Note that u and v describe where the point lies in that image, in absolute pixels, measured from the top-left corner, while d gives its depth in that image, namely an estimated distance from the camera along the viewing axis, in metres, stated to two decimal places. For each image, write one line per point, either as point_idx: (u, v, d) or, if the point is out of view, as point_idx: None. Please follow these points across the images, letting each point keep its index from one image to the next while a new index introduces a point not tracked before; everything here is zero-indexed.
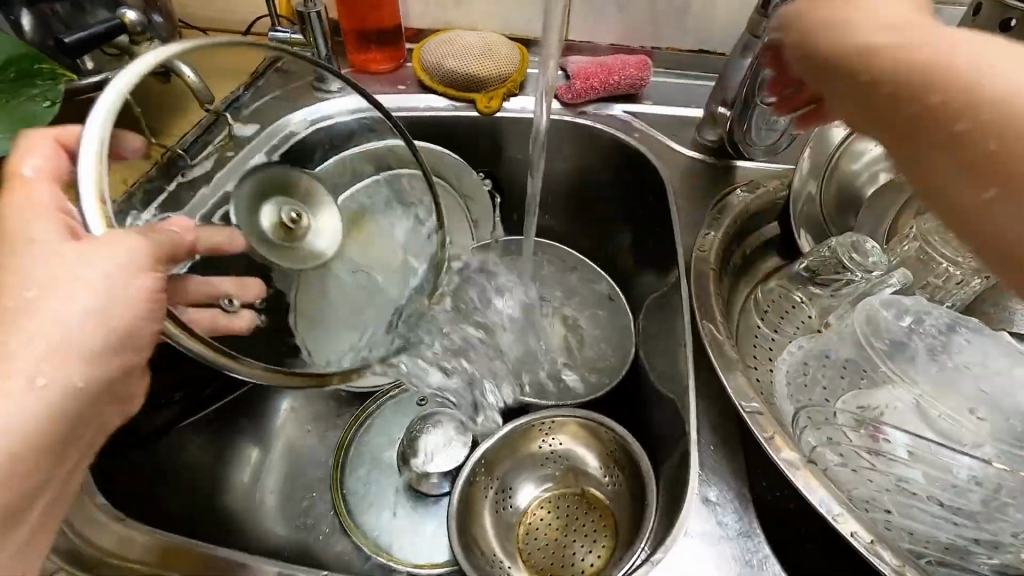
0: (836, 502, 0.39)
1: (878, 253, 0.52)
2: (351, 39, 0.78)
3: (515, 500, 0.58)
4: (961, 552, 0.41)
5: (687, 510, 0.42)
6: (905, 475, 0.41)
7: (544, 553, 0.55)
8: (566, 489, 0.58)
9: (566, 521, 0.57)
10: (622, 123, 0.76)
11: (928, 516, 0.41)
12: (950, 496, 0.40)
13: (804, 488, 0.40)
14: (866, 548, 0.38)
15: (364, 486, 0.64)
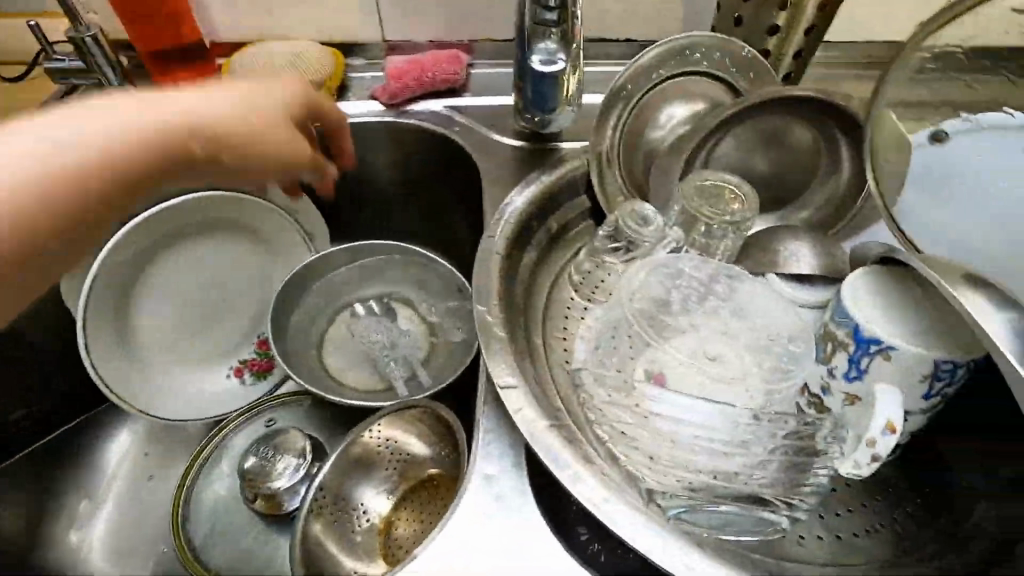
0: (573, 461, 0.39)
1: (655, 217, 0.56)
2: (151, 62, 0.75)
3: (363, 505, 0.59)
4: (727, 477, 0.44)
5: (469, 489, 0.42)
6: (680, 417, 0.45)
7: (404, 547, 0.58)
8: (409, 484, 0.60)
9: (420, 511, 0.59)
10: (445, 118, 0.77)
11: (699, 455, 0.44)
12: (719, 430, 0.45)
13: (545, 453, 0.40)
14: (599, 507, 0.38)
15: (210, 516, 0.64)
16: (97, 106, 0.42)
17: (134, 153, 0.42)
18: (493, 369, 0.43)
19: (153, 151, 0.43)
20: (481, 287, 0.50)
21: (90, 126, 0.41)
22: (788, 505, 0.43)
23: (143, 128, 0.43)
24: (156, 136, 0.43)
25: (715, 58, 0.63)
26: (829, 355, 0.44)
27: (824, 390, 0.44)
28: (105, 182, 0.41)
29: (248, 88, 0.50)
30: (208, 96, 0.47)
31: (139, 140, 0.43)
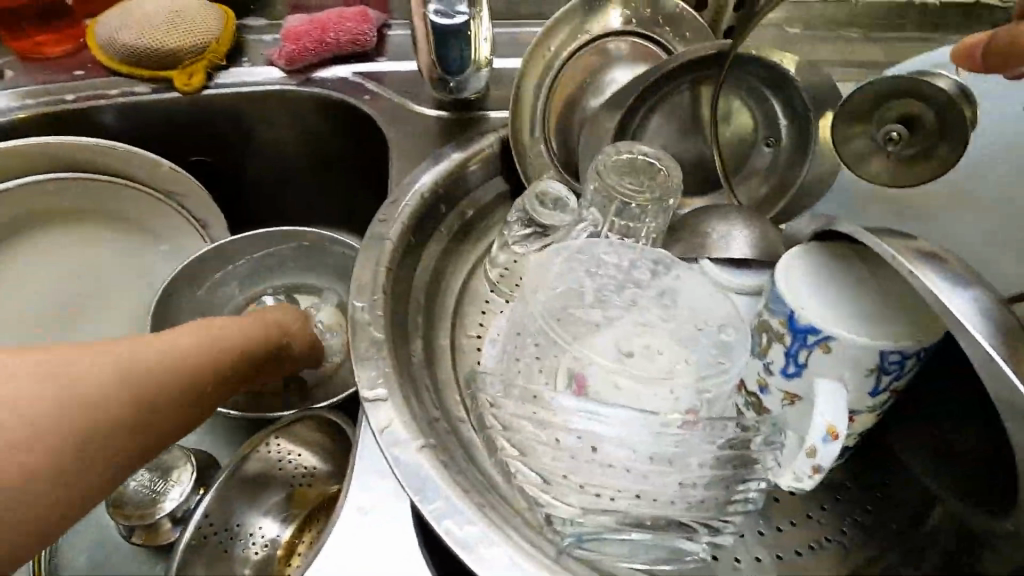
0: (450, 489, 0.35)
1: (569, 199, 0.50)
2: (2, 23, 0.64)
3: (256, 532, 0.51)
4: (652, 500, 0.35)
5: (339, 526, 0.35)
6: (599, 431, 0.35)
7: None
8: (307, 505, 0.52)
9: (318, 538, 0.51)
10: (353, 86, 0.67)
11: (625, 477, 0.35)
12: (647, 446, 0.35)
13: (417, 480, 0.35)
14: (466, 544, 0.34)
15: (83, 547, 0.56)
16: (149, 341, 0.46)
17: (173, 393, 0.46)
18: (364, 379, 0.39)
19: (192, 386, 0.47)
20: (362, 281, 0.42)
21: (129, 369, 0.44)
22: (712, 529, 0.37)
23: (190, 367, 0.47)
24: (200, 373, 0.48)
25: (643, 13, 0.57)
26: (766, 347, 0.38)
27: (762, 388, 0.39)
28: (164, 409, 0.45)
29: (257, 327, 0.53)
30: (219, 333, 0.50)
31: (195, 385, 0.47)
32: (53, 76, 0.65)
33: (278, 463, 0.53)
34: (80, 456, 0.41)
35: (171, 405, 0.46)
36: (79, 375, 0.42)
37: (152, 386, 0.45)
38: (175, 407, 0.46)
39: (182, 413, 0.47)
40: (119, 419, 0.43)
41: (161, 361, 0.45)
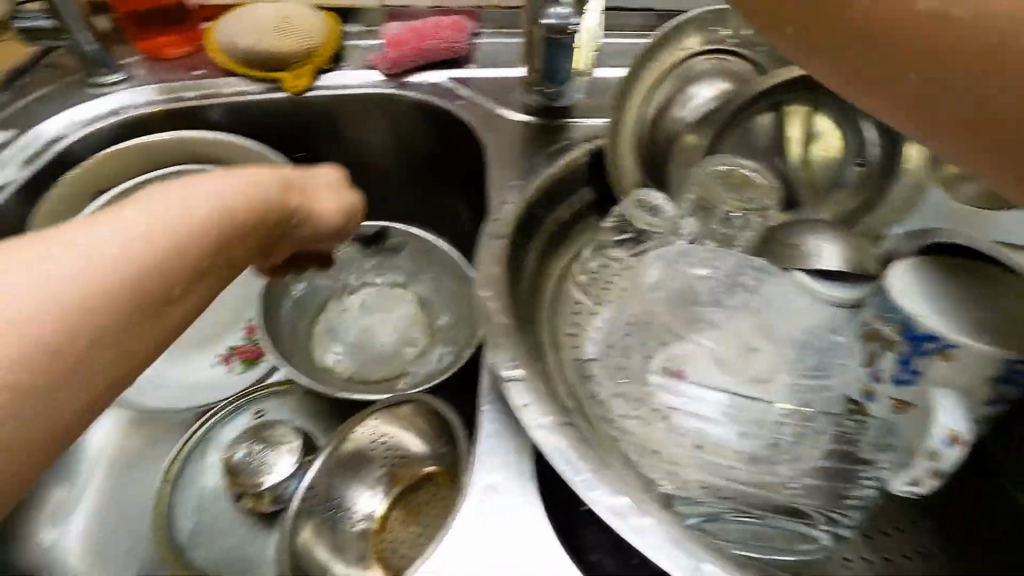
0: (591, 467, 0.34)
1: (666, 207, 0.52)
2: (130, 23, 0.69)
3: (354, 505, 0.55)
4: (753, 490, 0.40)
5: (470, 503, 0.38)
6: (693, 424, 0.41)
7: (400, 550, 0.54)
8: (405, 483, 0.56)
9: (416, 512, 0.55)
10: (447, 91, 0.71)
11: (730, 469, 0.39)
12: (746, 443, 0.40)
13: (559, 457, 0.35)
14: (620, 518, 0.33)
15: (196, 513, 0.60)
16: (110, 220, 0.32)
17: (155, 280, 0.32)
18: (496, 359, 0.38)
19: (184, 271, 0.34)
20: (484, 274, 0.44)
21: (94, 253, 0.30)
22: (829, 519, 0.38)
23: (175, 247, 0.33)
24: (182, 252, 0.34)
25: (745, 32, 0.58)
26: (873, 357, 0.40)
27: (867, 396, 0.40)
28: (149, 297, 0.32)
29: (276, 189, 0.41)
30: (226, 203, 0.37)
31: (180, 262, 0.34)
32: (173, 75, 0.69)
33: (373, 443, 0.55)
34: (59, 378, 0.29)
35: (189, 282, 0.35)
36: (4, 286, 0.28)
37: (125, 273, 0.31)
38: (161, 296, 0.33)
39: (190, 296, 0.35)
40: (113, 315, 0.31)
41: (125, 245, 0.31)
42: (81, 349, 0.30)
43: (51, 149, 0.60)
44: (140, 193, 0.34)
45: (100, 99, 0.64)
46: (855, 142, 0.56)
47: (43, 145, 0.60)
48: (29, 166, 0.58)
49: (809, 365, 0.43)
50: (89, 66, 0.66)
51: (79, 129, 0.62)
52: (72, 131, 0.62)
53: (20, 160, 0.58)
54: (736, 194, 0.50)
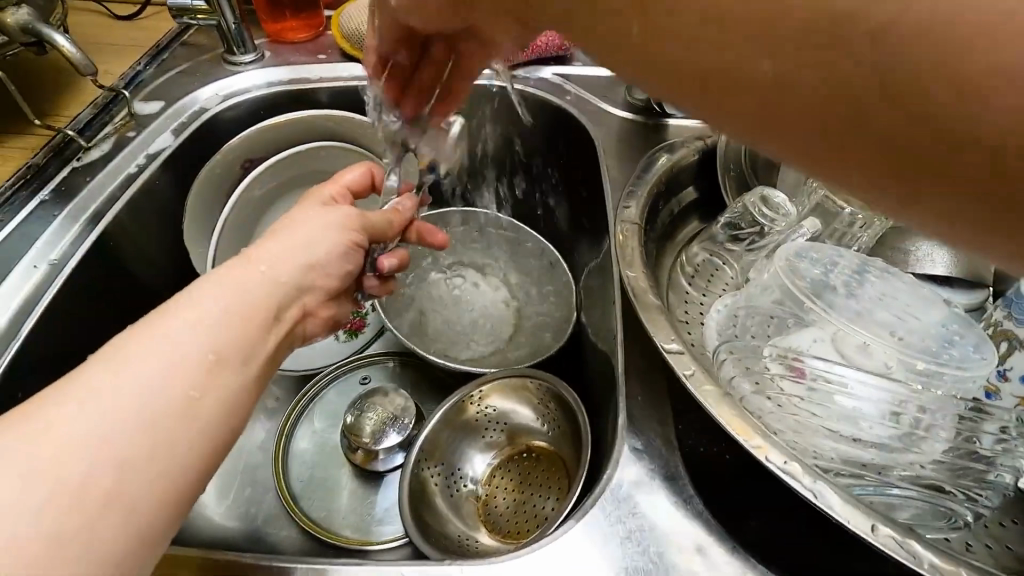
0: (749, 426, 0.36)
1: (787, 206, 0.55)
2: (263, 6, 0.72)
3: (465, 470, 0.58)
4: (880, 467, 0.40)
5: (619, 465, 0.42)
6: (829, 402, 0.41)
7: (506, 516, 0.56)
8: (512, 453, 0.59)
9: (520, 482, 0.58)
10: (555, 86, 0.74)
11: (870, 449, 0.40)
12: (884, 425, 0.40)
13: (717, 414, 0.37)
14: (781, 470, 0.34)
15: (309, 468, 0.64)
16: (183, 304, 0.33)
17: (238, 339, 0.34)
18: (652, 329, 0.42)
19: (259, 326, 0.36)
20: (624, 257, 0.48)
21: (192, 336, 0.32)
22: (968, 498, 0.39)
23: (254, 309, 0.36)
24: (254, 314, 0.36)
25: None
26: (1004, 354, 0.43)
27: (991, 393, 0.43)
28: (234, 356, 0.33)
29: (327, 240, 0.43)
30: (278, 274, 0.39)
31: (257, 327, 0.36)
32: (297, 58, 0.72)
33: (485, 412, 0.59)
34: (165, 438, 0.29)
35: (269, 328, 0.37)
36: (117, 368, 0.29)
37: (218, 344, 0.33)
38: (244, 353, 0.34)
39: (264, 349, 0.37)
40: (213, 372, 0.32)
41: (215, 319, 0.33)
42: (178, 413, 0.30)
43: (197, 121, 0.64)
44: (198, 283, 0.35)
45: (240, 75, 0.69)
46: None
47: (190, 116, 0.64)
48: (179, 136, 0.62)
49: (952, 353, 0.41)
50: (226, 45, 0.70)
51: (220, 103, 0.66)
52: (214, 104, 0.66)
53: (171, 130, 0.62)
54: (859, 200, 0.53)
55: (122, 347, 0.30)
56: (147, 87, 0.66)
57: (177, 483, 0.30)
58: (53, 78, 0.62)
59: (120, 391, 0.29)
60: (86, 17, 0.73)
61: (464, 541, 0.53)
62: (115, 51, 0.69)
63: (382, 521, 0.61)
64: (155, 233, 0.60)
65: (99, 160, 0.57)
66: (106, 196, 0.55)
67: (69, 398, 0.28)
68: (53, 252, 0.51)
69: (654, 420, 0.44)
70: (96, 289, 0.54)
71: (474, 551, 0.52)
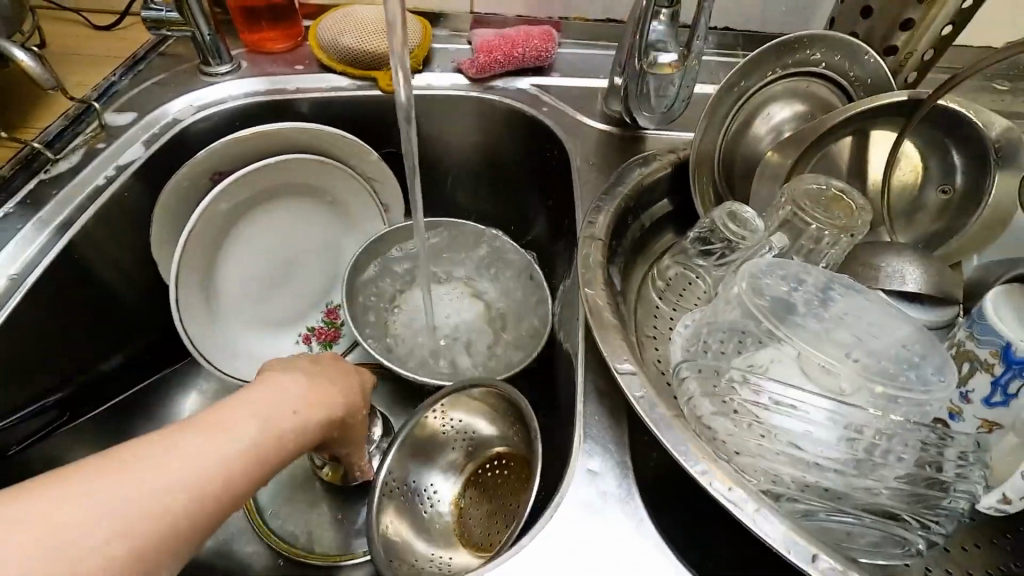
0: (695, 451, 0.36)
1: (756, 221, 0.54)
2: (240, 17, 0.72)
3: (432, 484, 0.58)
4: (838, 494, 0.39)
5: (574, 487, 0.41)
6: (784, 426, 0.40)
7: (476, 528, 0.56)
8: (478, 464, 0.59)
9: (488, 493, 0.57)
10: (532, 98, 0.73)
11: (826, 474, 0.39)
12: (838, 450, 0.39)
13: (665, 439, 0.37)
14: (724, 497, 0.34)
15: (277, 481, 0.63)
16: (204, 437, 0.36)
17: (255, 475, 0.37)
18: (608, 351, 0.42)
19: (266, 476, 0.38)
20: (585, 274, 0.48)
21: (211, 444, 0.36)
22: (923, 526, 0.39)
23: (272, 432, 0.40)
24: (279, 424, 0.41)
25: (836, 59, 0.60)
26: (966, 376, 0.42)
27: (954, 415, 0.42)
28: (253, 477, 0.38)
29: (336, 377, 0.48)
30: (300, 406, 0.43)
31: (278, 433, 0.40)
32: (274, 68, 0.72)
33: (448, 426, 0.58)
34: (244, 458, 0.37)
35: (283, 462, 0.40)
36: (158, 482, 0.33)
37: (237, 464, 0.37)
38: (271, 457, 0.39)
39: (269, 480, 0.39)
40: (223, 483, 0.36)
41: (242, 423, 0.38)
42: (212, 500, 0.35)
43: (169, 132, 0.64)
44: (230, 410, 0.39)
45: (215, 86, 0.69)
46: (940, 170, 0.57)
47: (162, 127, 0.64)
48: (150, 147, 0.62)
49: (910, 377, 0.41)
50: (202, 55, 0.69)
51: (193, 114, 0.66)
52: (188, 115, 0.66)
53: (141, 141, 0.62)
54: (826, 218, 0.52)
55: (156, 459, 0.34)
56: (121, 97, 0.66)
57: (215, 496, 0.35)
58: (26, 90, 0.63)
59: (162, 479, 0.33)
60: (65, 27, 0.73)
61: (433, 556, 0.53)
62: (91, 62, 0.69)
63: (349, 538, 0.60)
64: (123, 244, 0.60)
65: (66, 171, 0.57)
66: (72, 208, 0.55)
67: (111, 492, 0.31)
68: (14, 266, 0.51)
69: (613, 439, 0.43)
70: (60, 301, 0.54)
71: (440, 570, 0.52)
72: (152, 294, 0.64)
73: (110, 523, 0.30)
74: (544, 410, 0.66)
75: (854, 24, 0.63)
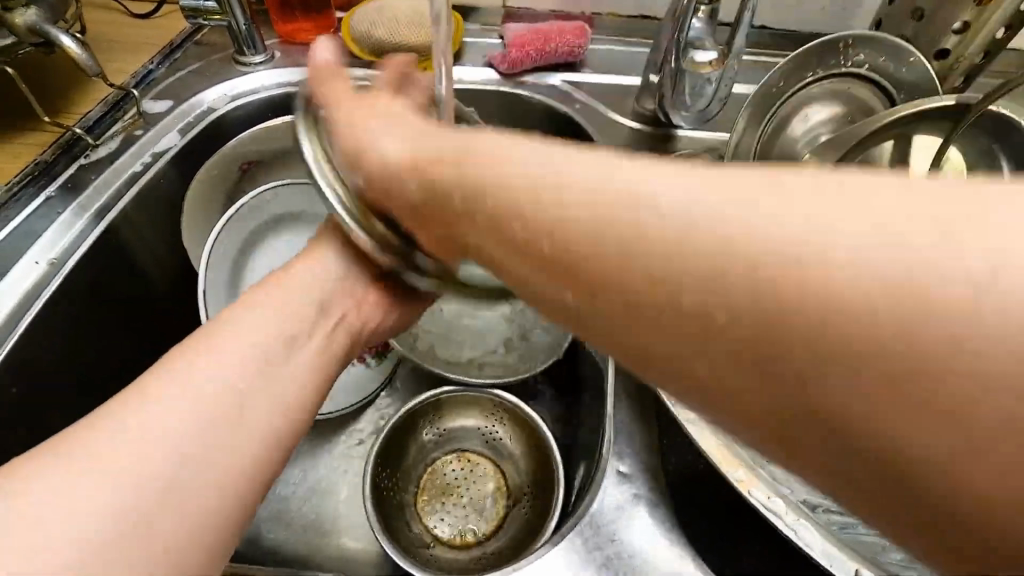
0: (723, 452, 0.35)
1: None
2: (275, 7, 0.72)
3: (416, 475, 0.61)
4: None
5: (604, 487, 0.42)
6: None
7: (452, 518, 0.59)
8: (457, 457, 0.62)
9: (461, 483, 0.61)
10: (564, 94, 0.72)
11: None
12: None
13: (699, 441, 0.36)
14: (762, 507, 0.33)
15: (298, 468, 0.63)
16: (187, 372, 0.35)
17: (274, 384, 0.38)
18: None
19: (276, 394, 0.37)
20: None
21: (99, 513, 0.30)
22: None
23: (194, 454, 0.33)
24: (210, 430, 0.34)
25: (880, 60, 0.58)
26: None
27: None
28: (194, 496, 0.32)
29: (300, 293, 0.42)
30: (241, 393, 0.36)
31: (225, 399, 0.35)
32: (307, 58, 0.72)
33: (439, 422, 0.62)
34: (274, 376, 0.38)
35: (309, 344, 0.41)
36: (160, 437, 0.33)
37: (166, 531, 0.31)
38: (212, 486, 0.33)
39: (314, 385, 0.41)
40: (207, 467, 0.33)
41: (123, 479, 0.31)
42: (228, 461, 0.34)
43: (204, 121, 0.65)
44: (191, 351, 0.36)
45: (249, 76, 0.69)
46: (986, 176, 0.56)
47: (197, 116, 0.65)
48: (185, 136, 0.63)
49: None
50: (237, 45, 0.70)
51: (228, 103, 0.67)
52: (222, 104, 0.67)
53: (177, 129, 0.63)
54: None
55: (134, 412, 0.33)
56: (158, 85, 0.67)
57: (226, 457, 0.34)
58: (67, 76, 0.64)
59: (155, 431, 0.33)
60: (104, 14, 0.74)
61: (418, 547, 0.55)
62: (129, 49, 0.70)
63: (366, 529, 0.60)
64: (157, 232, 0.60)
65: (104, 157, 0.58)
66: (110, 193, 0.56)
67: (63, 489, 0.30)
68: (53, 250, 0.52)
69: (641, 443, 0.44)
70: (97, 287, 0.55)
71: (433, 561, 0.55)
72: (186, 295, 0.64)
73: (110, 519, 0.30)
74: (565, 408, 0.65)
75: (902, 27, 0.61)
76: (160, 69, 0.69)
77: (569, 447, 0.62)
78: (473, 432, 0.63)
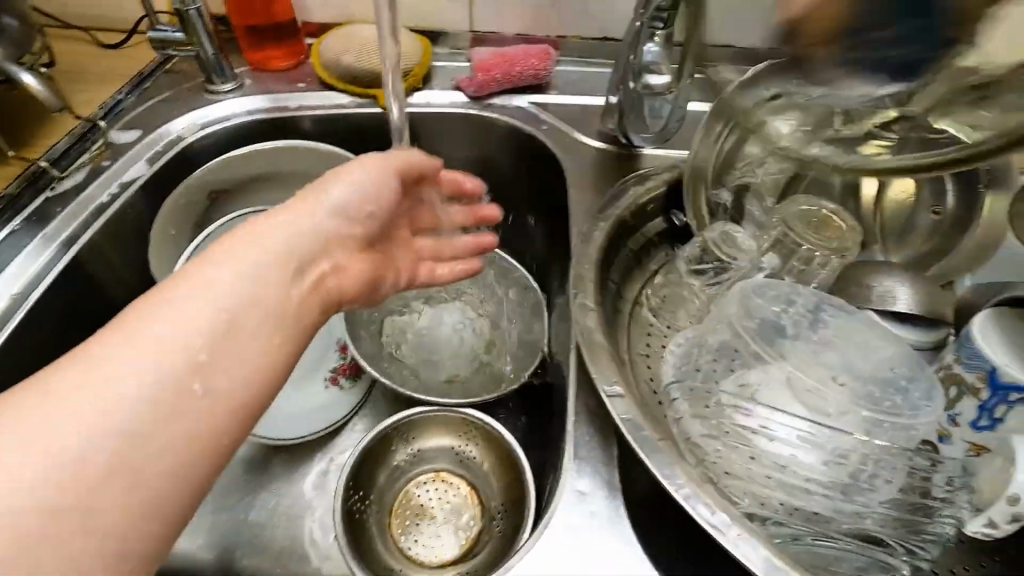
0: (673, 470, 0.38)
1: (748, 241, 0.55)
2: (243, 36, 0.73)
3: (391, 497, 0.61)
4: (826, 519, 0.40)
5: (564, 503, 0.42)
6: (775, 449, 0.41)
7: (424, 540, 0.59)
8: (432, 477, 0.63)
9: (435, 505, 0.62)
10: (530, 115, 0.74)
11: (813, 499, 0.40)
12: (825, 472, 0.40)
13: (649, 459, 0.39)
14: (705, 519, 0.36)
15: (271, 494, 0.63)
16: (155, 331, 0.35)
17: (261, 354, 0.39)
18: (601, 370, 0.42)
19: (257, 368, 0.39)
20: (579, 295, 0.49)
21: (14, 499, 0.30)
22: (908, 551, 0.40)
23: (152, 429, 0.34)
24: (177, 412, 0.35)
25: None
26: (954, 399, 0.43)
27: (943, 437, 0.43)
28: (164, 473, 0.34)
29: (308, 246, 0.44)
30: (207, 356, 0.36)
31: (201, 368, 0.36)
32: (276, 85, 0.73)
33: (412, 443, 0.62)
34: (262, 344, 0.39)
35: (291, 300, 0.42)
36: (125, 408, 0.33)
37: (48, 548, 0.30)
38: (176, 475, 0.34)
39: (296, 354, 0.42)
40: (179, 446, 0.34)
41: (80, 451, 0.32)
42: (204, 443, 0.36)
43: (172, 149, 0.65)
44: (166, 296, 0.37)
45: (218, 104, 0.70)
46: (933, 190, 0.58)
47: (165, 144, 0.65)
48: (153, 165, 0.63)
49: (896, 403, 0.42)
50: (206, 74, 0.70)
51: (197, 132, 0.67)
52: (191, 133, 0.67)
53: (145, 158, 0.63)
54: (812, 240, 0.53)
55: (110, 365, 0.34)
56: (127, 115, 0.67)
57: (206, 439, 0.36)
58: (34, 110, 0.64)
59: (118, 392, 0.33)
60: (74, 46, 0.75)
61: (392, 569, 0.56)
62: (98, 81, 0.71)
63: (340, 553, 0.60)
64: (124, 260, 0.61)
65: (71, 189, 0.59)
66: (78, 223, 0.57)
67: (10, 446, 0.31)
68: (15, 282, 0.52)
69: (601, 458, 0.44)
70: (64, 317, 0.55)
71: None
72: None
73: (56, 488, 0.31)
74: (536, 426, 0.66)
75: None
76: (129, 99, 0.69)
77: (541, 465, 0.63)
78: (447, 454, 0.63)
